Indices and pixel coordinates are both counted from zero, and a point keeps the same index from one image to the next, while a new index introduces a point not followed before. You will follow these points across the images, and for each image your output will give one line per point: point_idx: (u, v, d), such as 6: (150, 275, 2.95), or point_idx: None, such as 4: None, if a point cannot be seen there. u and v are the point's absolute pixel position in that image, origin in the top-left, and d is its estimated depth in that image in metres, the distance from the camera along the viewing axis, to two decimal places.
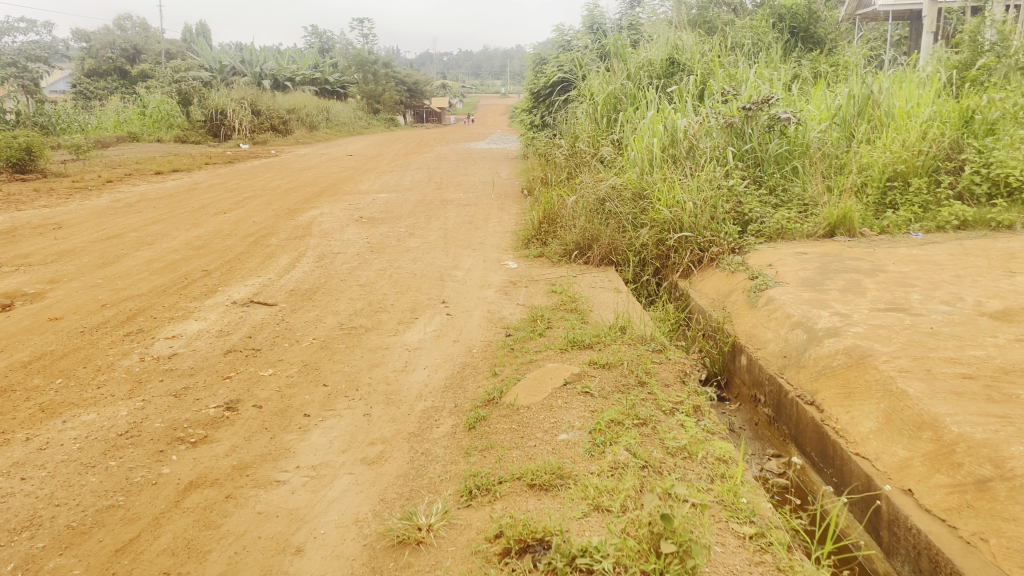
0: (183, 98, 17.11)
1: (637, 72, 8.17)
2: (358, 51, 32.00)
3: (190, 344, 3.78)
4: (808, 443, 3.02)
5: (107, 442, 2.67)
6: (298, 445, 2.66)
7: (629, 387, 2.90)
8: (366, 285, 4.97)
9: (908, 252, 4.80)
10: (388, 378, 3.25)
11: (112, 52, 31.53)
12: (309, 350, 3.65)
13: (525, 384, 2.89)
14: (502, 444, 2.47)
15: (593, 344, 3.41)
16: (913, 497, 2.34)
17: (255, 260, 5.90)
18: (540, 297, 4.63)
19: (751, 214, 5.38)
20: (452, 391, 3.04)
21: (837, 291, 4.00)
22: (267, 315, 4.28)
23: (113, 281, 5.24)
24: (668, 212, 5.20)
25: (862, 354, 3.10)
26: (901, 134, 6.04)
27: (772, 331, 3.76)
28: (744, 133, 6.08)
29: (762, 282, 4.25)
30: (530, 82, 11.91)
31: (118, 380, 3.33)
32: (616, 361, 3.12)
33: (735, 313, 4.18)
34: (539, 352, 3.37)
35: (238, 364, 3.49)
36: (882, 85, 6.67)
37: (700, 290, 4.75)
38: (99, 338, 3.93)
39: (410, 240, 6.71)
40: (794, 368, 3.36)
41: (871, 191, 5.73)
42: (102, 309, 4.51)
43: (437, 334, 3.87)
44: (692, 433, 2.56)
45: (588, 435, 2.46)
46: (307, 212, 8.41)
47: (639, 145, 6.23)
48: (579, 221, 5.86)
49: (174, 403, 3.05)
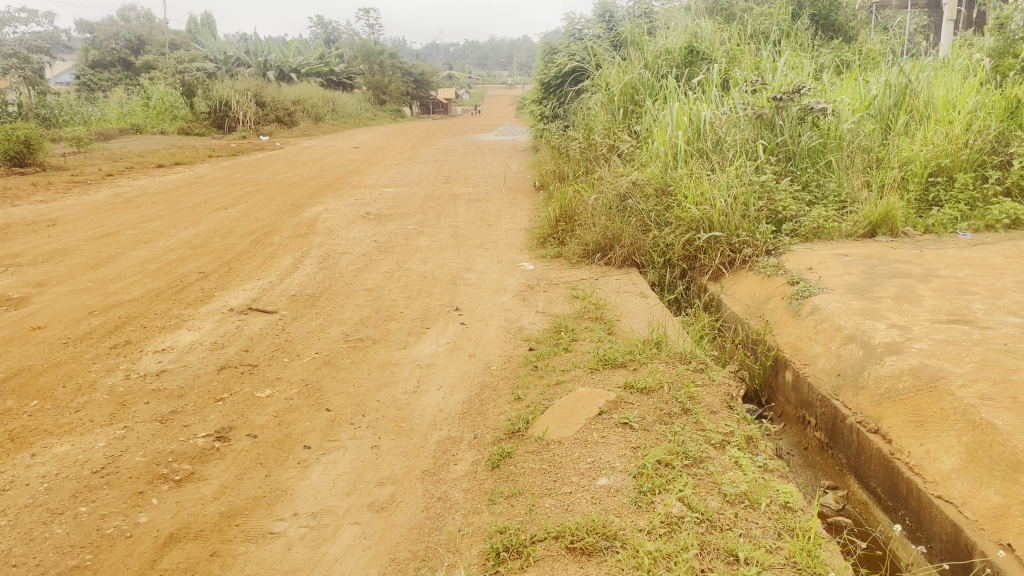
0: (187, 89, 16.76)
1: (655, 61, 7.78)
2: (364, 41, 31.59)
3: (180, 359, 3.44)
4: (872, 476, 2.68)
5: (80, 482, 2.34)
6: (297, 486, 2.32)
7: (673, 417, 2.54)
8: (374, 290, 4.63)
9: (958, 254, 4.43)
10: (398, 402, 2.91)
11: (117, 43, 31.28)
12: (310, 367, 3.31)
13: (555, 413, 2.55)
14: (533, 490, 2.13)
15: (626, 362, 3.04)
16: (1016, 555, 1.99)
17: (256, 261, 5.55)
18: (561, 304, 4.29)
19: (787, 212, 4.98)
20: (471, 418, 2.71)
21: (890, 300, 3.64)
22: (266, 324, 3.95)
23: (104, 285, 4.91)
24: (696, 210, 4.84)
25: (932, 376, 2.75)
26: (942, 126, 5.66)
27: (821, 344, 3.40)
28: (775, 124, 5.68)
29: (805, 288, 3.89)
30: (540, 71, 11.52)
31: (99, 403, 3.00)
32: (656, 386, 2.75)
33: (776, 322, 3.83)
34: (566, 371, 3.02)
35: (232, 383, 3.16)
36: (919, 74, 6.28)
37: (733, 295, 4.40)
38: (82, 351, 3.60)
39: (419, 238, 6.37)
40: (851, 390, 3.01)
41: (914, 186, 5.35)
42: (89, 317, 4.18)
43: (451, 348, 3.54)
44: (750, 475, 2.21)
45: (633, 480, 2.11)
46: (312, 207, 8.06)
47: (662, 137, 5.88)
48: (599, 220, 5.52)
49: (158, 431, 2.72)
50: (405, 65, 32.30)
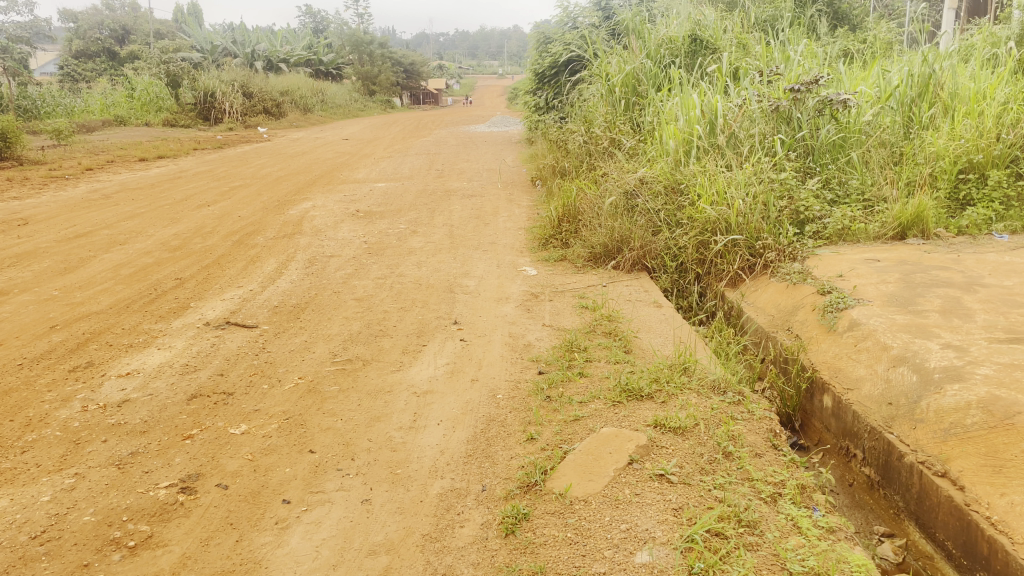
0: (172, 79, 16.25)
1: (657, 50, 7.39)
2: (352, 31, 30.91)
3: (146, 386, 3.05)
4: (940, 529, 2.34)
5: (13, 553, 1.96)
6: (272, 556, 1.94)
7: (714, 465, 2.17)
8: (364, 300, 4.25)
9: (999, 259, 4.07)
10: (392, 441, 2.53)
11: (101, 32, 30.59)
12: (293, 396, 2.93)
13: (576, 461, 2.18)
14: (558, 568, 1.76)
15: (653, 393, 2.66)
16: None
17: (237, 266, 5.16)
18: (569, 317, 3.92)
19: (810, 213, 4.63)
20: (477, 462, 2.34)
21: (937, 315, 3.28)
22: (245, 342, 3.56)
23: (71, 293, 4.50)
24: (712, 210, 4.52)
25: (1007, 413, 2.39)
26: (971, 119, 5.28)
27: (865, 365, 3.04)
28: (792, 118, 5.34)
29: (840, 300, 3.54)
30: (534, 61, 11.10)
31: (48, 442, 2.61)
32: (691, 425, 2.37)
33: (809, 338, 3.47)
34: (584, 403, 2.65)
35: (203, 416, 2.77)
36: (943, 62, 5.89)
37: (756, 305, 4.05)
38: (37, 376, 3.20)
39: (413, 239, 5.97)
40: (907, 422, 2.65)
41: (944, 185, 4.96)
42: (50, 332, 3.78)
43: (451, 370, 3.17)
44: (814, 543, 1.85)
45: (680, 557, 1.75)
46: (299, 204, 7.65)
47: (672, 132, 5.54)
48: (605, 221, 5.17)
49: (115, 479, 2.33)
50: (395, 54, 31.68)
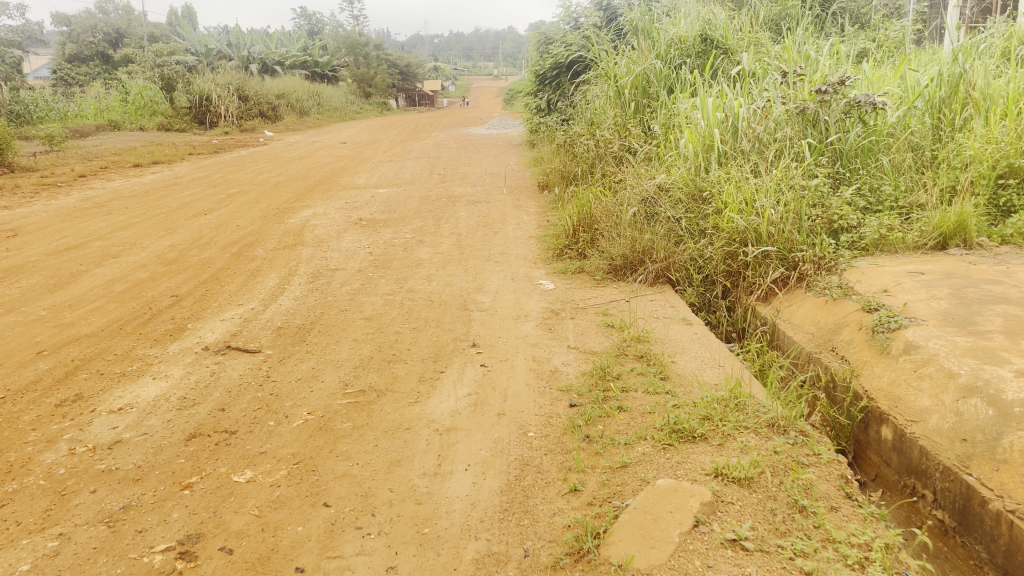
0: (166, 83, 15.96)
1: (668, 50, 7.10)
2: (347, 32, 30.63)
3: (141, 424, 2.77)
4: None
5: None
6: None
7: (790, 525, 1.92)
8: (373, 319, 3.97)
9: None
10: (417, 491, 2.26)
11: (95, 36, 30.33)
12: (303, 436, 2.65)
13: (634, 522, 1.92)
14: None
15: (706, 433, 2.40)
16: None
17: (236, 281, 4.88)
18: (596, 337, 3.65)
19: (845, 220, 4.34)
20: (517, 520, 2.07)
21: (1002, 335, 2.99)
22: (248, 369, 3.29)
23: (60, 312, 4.22)
24: (741, 220, 4.25)
25: None
26: (1008, 120, 4.98)
27: (929, 395, 2.77)
28: (820, 121, 5.05)
29: (892, 319, 3.26)
30: (535, 61, 10.82)
31: (31, 493, 2.32)
32: (757, 475, 2.11)
33: (860, 361, 3.19)
34: (629, 446, 2.38)
35: (204, 460, 2.50)
36: (974, 61, 5.60)
37: (793, 322, 3.78)
38: (20, 411, 2.92)
39: (419, 251, 5.69)
40: (988, 463, 2.38)
41: (984, 191, 4.65)
42: (36, 359, 3.50)
43: (474, 403, 2.89)
44: None
45: None
46: (299, 212, 7.37)
47: (692, 136, 5.27)
48: (625, 231, 4.90)
49: (104, 542, 2.05)
50: (390, 56, 31.31)
